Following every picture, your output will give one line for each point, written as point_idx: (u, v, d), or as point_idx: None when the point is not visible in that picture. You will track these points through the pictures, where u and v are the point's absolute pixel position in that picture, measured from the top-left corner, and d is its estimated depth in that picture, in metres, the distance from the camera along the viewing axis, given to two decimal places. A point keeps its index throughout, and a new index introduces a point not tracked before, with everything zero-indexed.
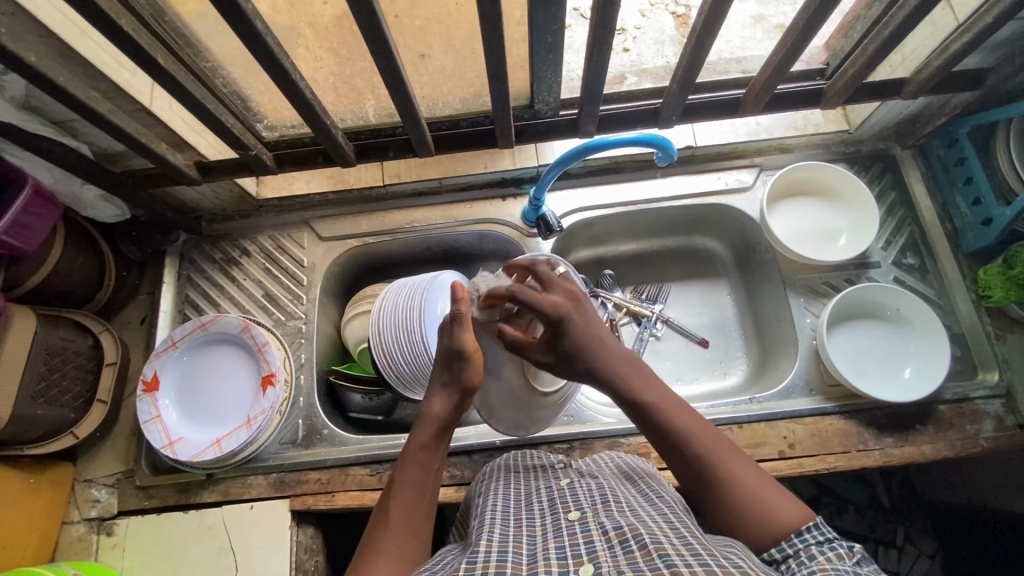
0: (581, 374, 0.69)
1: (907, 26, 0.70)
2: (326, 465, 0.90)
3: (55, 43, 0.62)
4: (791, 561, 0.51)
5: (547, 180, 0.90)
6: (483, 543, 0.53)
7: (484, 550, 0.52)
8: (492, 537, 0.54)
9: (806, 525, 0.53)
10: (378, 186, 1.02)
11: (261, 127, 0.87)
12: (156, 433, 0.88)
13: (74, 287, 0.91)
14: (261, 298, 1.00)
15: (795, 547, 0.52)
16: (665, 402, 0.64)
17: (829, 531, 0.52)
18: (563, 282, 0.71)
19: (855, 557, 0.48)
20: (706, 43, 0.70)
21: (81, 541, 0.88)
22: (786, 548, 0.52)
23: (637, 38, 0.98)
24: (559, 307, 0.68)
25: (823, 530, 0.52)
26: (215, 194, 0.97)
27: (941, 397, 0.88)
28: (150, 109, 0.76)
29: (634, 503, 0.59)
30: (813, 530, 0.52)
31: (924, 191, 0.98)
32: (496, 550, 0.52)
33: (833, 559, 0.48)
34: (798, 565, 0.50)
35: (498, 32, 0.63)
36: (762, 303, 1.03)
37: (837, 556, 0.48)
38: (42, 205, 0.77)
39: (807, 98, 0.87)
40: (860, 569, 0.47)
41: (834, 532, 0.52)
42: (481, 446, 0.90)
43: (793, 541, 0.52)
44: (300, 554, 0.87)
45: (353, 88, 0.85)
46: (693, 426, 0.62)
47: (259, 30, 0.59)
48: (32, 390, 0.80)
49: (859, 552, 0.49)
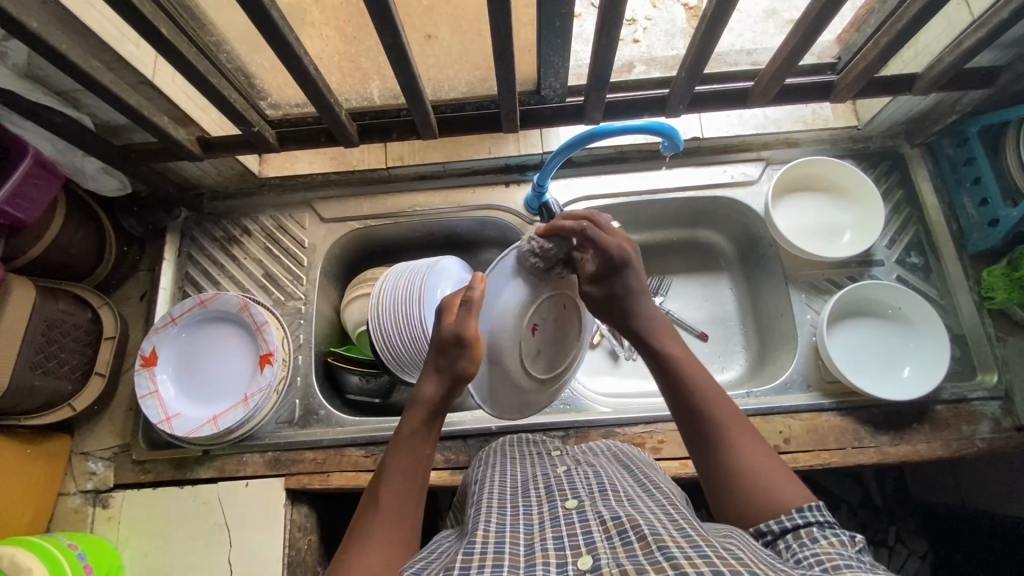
0: (619, 314, 0.72)
1: (923, 19, 0.69)
2: (321, 445, 0.90)
3: (56, 10, 0.61)
4: (791, 539, 0.51)
5: (551, 166, 0.89)
6: (480, 533, 0.53)
7: (481, 541, 0.52)
8: (488, 527, 0.54)
9: (807, 505, 0.53)
10: (381, 168, 1.02)
11: (265, 105, 0.87)
12: (153, 408, 0.88)
13: (73, 260, 0.90)
14: (261, 277, 1.00)
15: (793, 522, 0.52)
16: (699, 374, 0.65)
17: (828, 514, 0.52)
18: (618, 234, 0.72)
19: (858, 546, 0.48)
20: (716, 33, 0.69)
21: (76, 513, 0.88)
22: (784, 522, 0.52)
23: (647, 29, 0.98)
24: (626, 250, 0.71)
25: (822, 512, 0.52)
26: (217, 171, 0.96)
27: (939, 397, 0.88)
28: (152, 82, 0.75)
29: (632, 492, 0.60)
30: (813, 510, 0.52)
31: (931, 190, 0.97)
32: (492, 540, 0.52)
33: (835, 543, 0.47)
34: (799, 544, 0.49)
35: (507, 13, 0.61)
36: (763, 298, 1.03)
37: (840, 543, 0.48)
38: (42, 176, 0.77)
39: (818, 91, 0.85)
40: (861, 556, 0.47)
41: (831, 516, 0.52)
42: (477, 431, 0.90)
43: (793, 516, 0.52)
44: (293, 533, 0.88)
45: (359, 68, 0.85)
46: (712, 394, 0.63)
47: (263, 2, 0.57)
48: (30, 361, 0.80)
49: (859, 541, 0.49)
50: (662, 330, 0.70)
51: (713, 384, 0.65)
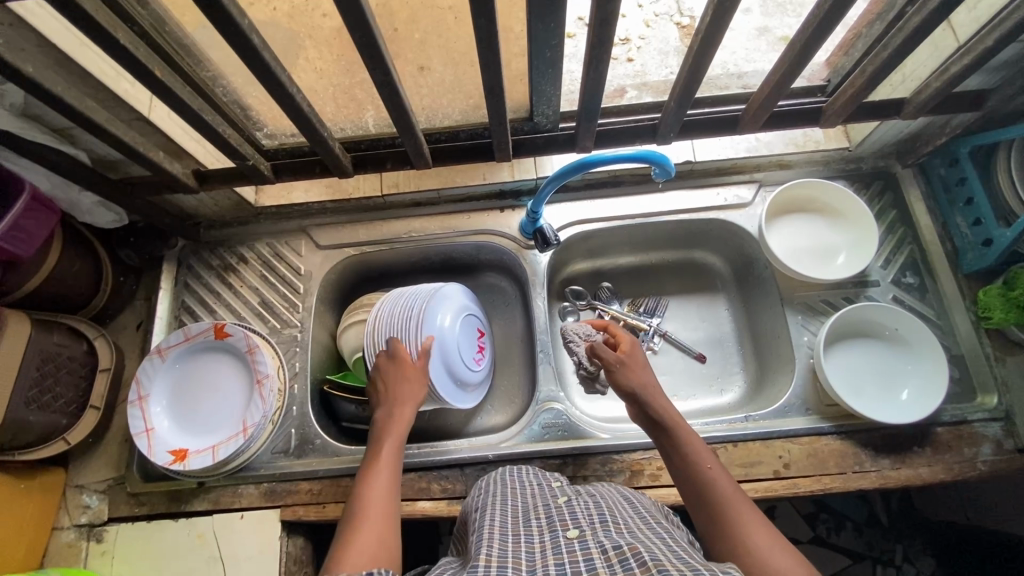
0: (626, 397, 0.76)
1: (907, 47, 0.70)
2: (317, 475, 0.89)
3: (52, 52, 0.62)
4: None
5: (544, 194, 0.90)
6: (483, 557, 0.52)
7: (484, 564, 0.51)
8: (491, 550, 0.54)
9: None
10: (377, 195, 1.03)
11: (262, 136, 0.88)
12: (146, 446, 0.87)
13: (69, 293, 0.91)
14: (257, 305, 1.00)
15: None
16: (704, 459, 0.67)
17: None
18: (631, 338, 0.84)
19: None
20: (704, 64, 0.70)
21: (71, 547, 0.88)
22: None
23: (641, 48, 1.00)
24: (636, 349, 0.82)
25: None
26: (213, 201, 0.97)
27: (939, 419, 0.87)
28: (148, 118, 0.76)
29: (633, 523, 0.59)
30: None
31: (924, 210, 0.98)
32: (495, 564, 0.51)
33: None
34: None
35: (496, 50, 0.62)
36: (760, 318, 1.03)
37: None
38: (40, 211, 0.78)
39: (807, 115, 0.86)
40: None
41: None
42: (474, 460, 0.89)
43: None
44: (289, 565, 0.86)
45: (353, 98, 0.87)
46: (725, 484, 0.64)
47: (255, 44, 0.58)
48: (25, 397, 0.79)
49: None
50: (673, 415, 0.73)
51: (725, 473, 0.66)
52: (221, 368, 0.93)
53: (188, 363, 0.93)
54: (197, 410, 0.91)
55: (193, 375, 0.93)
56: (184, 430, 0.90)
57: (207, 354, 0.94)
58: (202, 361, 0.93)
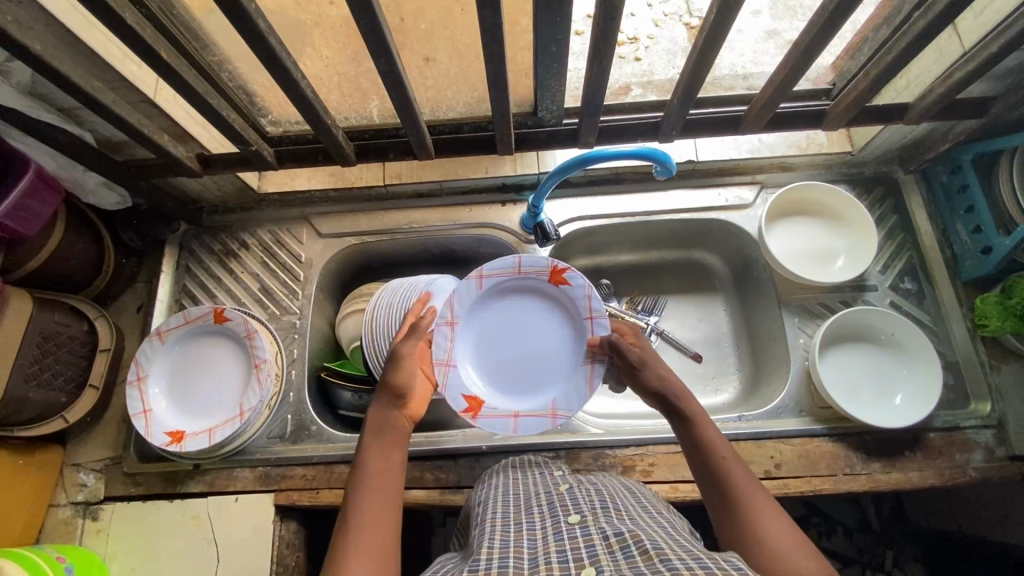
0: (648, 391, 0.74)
1: (912, 51, 0.70)
2: (312, 461, 0.90)
3: (61, 32, 0.63)
4: None
5: (546, 188, 0.91)
6: (484, 549, 0.52)
7: (486, 556, 0.51)
8: (492, 541, 0.54)
9: None
10: (378, 185, 1.04)
11: (267, 122, 0.88)
12: (144, 426, 0.88)
13: (71, 273, 0.91)
14: (257, 291, 1.01)
15: None
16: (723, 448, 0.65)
17: None
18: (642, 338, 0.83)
19: None
20: (707, 61, 0.70)
21: (67, 524, 0.89)
22: None
23: (649, 47, 1.01)
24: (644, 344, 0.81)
25: None
26: (216, 186, 0.98)
27: (931, 425, 0.87)
28: (154, 101, 0.76)
29: (633, 511, 0.59)
30: None
31: (925, 217, 0.98)
32: (497, 555, 0.51)
33: None
34: None
35: (500, 42, 0.62)
36: (757, 319, 1.03)
37: None
38: (44, 190, 0.78)
39: (811, 118, 0.86)
40: None
41: None
42: (467, 451, 0.90)
43: None
44: (281, 550, 0.87)
45: (359, 87, 0.88)
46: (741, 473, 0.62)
47: (261, 29, 0.58)
48: (24, 373, 0.80)
49: None
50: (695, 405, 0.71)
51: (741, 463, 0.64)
52: (220, 354, 0.94)
53: (186, 346, 0.94)
54: (195, 394, 0.92)
55: (192, 358, 0.94)
56: (181, 412, 0.91)
57: (205, 337, 0.94)
58: (200, 346, 0.94)
